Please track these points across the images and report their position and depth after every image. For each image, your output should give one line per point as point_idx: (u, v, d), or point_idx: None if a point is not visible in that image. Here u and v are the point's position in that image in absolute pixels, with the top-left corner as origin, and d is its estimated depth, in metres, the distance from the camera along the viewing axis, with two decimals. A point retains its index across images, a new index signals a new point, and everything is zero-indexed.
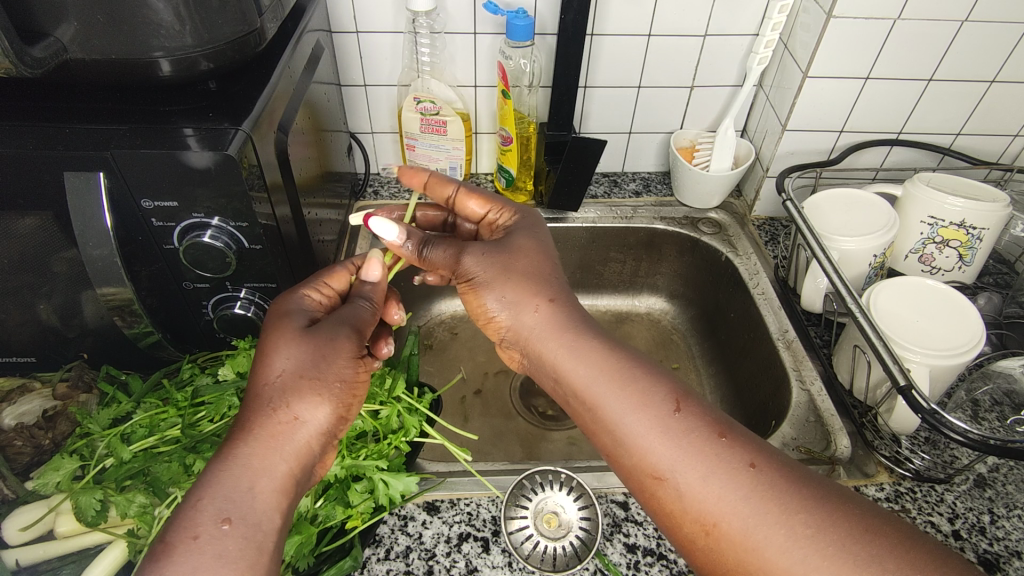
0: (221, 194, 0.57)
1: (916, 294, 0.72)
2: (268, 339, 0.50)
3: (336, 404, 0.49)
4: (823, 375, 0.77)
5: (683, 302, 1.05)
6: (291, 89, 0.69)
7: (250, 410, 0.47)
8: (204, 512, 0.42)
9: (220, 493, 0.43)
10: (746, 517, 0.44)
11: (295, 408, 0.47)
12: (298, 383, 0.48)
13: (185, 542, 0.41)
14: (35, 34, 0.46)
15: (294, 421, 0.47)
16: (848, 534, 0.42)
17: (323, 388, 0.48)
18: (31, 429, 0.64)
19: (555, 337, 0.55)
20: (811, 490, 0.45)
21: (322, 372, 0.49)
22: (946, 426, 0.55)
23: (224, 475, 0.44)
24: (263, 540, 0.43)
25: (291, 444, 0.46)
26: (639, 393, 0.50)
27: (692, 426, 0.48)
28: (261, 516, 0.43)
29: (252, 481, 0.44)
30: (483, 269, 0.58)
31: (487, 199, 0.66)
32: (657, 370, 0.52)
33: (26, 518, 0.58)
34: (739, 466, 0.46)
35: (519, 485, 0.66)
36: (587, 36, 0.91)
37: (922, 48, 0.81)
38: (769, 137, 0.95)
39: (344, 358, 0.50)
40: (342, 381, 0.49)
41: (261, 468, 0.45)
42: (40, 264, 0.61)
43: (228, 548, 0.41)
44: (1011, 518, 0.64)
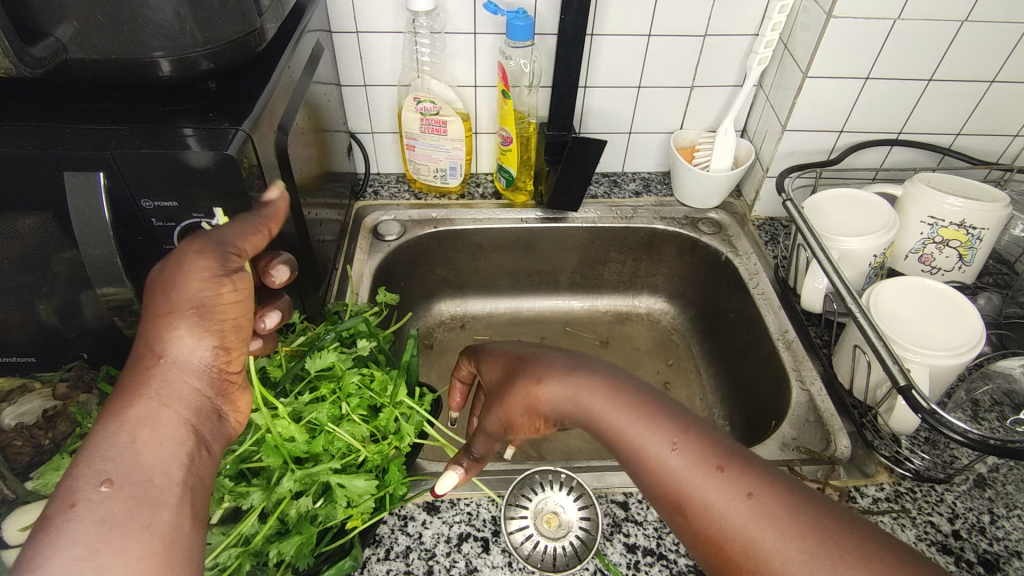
0: (221, 195, 0.57)
1: (915, 294, 0.72)
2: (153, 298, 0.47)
3: (202, 333, 0.44)
4: (823, 375, 0.77)
5: (683, 302, 1.05)
6: (291, 89, 0.69)
7: (126, 366, 0.44)
8: (83, 476, 0.38)
9: (97, 452, 0.39)
10: (747, 546, 0.42)
11: (158, 347, 0.43)
12: (160, 323, 0.44)
13: (62, 511, 0.36)
14: (35, 33, 0.46)
15: (158, 361, 0.43)
16: (841, 560, 0.39)
17: (186, 323, 0.44)
18: (31, 429, 0.65)
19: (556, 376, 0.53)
20: (811, 515, 0.42)
21: (181, 304, 0.44)
22: (946, 426, 0.54)
23: (103, 436, 0.39)
24: (157, 495, 0.39)
25: (164, 385, 0.42)
26: (641, 428, 0.48)
27: (695, 459, 0.45)
28: (149, 471, 0.39)
29: (132, 435, 0.40)
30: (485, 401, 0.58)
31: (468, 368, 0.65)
32: (663, 402, 0.49)
33: (27, 517, 0.58)
34: (737, 495, 0.43)
35: (520, 485, 0.65)
36: (587, 36, 0.91)
37: (922, 47, 0.81)
38: (768, 137, 0.95)
39: (199, 282, 0.45)
40: (205, 301, 0.45)
41: (138, 418, 0.41)
42: (40, 264, 0.61)
43: (111, 511, 0.37)
44: (1012, 518, 0.64)
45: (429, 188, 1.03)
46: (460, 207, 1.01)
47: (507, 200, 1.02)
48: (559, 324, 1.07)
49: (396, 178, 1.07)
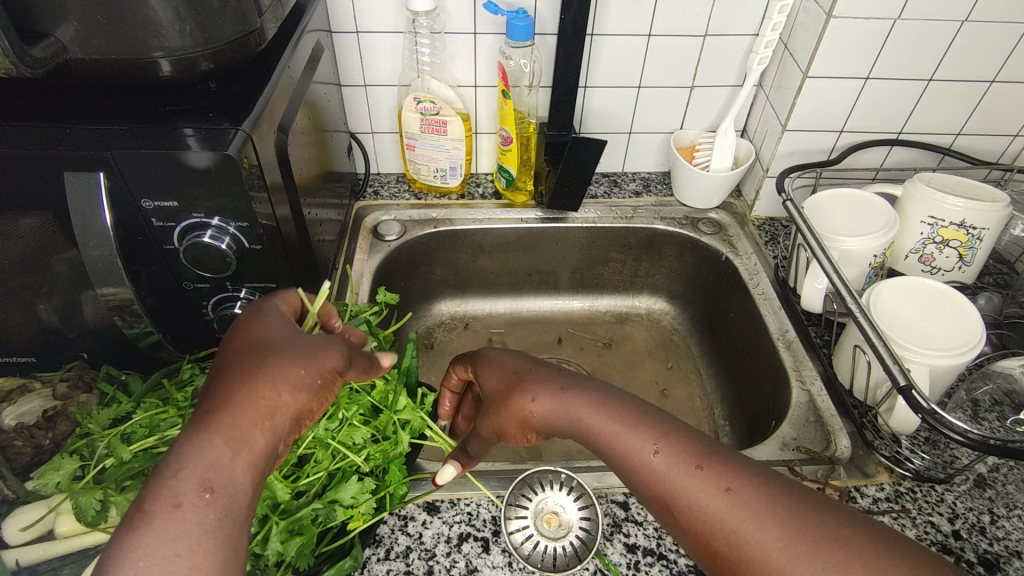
0: (221, 195, 0.57)
1: (914, 294, 0.72)
2: (251, 330, 0.47)
3: (317, 400, 0.44)
4: (823, 376, 0.77)
5: (683, 302, 1.05)
6: (291, 89, 0.69)
7: (229, 385, 0.42)
8: (185, 481, 0.37)
9: (205, 460, 0.38)
10: (729, 539, 0.42)
11: (278, 386, 0.42)
12: (281, 365, 0.43)
13: (166, 510, 0.36)
14: (35, 34, 0.46)
15: (274, 396, 0.42)
16: (822, 551, 0.39)
17: (306, 377, 0.44)
18: (31, 429, 0.64)
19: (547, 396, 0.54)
20: (793, 507, 0.41)
21: (309, 364, 0.45)
22: (946, 426, 0.54)
23: (208, 443, 0.38)
24: (241, 512, 0.38)
25: (270, 420, 0.41)
26: (625, 433, 0.49)
27: (674, 459, 0.46)
28: (244, 487, 0.39)
29: (236, 451, 0.39)
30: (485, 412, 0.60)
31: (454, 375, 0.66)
32: (648, 409, 0.50)
33: (28, 517, 0.58)
34: (715, 492, 0.43)
35: (519, 485, 0.65)
36: (587, 36, 0.91)
37: (922, 47, 0.81)
38: (768, 137, 0.95)
39: (331, 359, 0.46)
40: (325, 376, 0.45)
41: (244, 438, 0.40)
42: (41, 264, 0.61)
43: (207, 517, 0.37)
44: (1012, 518, 0.64)
45: (429, 188, 1.03)
46: (460, 207, 1.00)
47: (507, 200, 1.02)
48: (559, 325, 1.07)
49: (396, 178, 1.07)
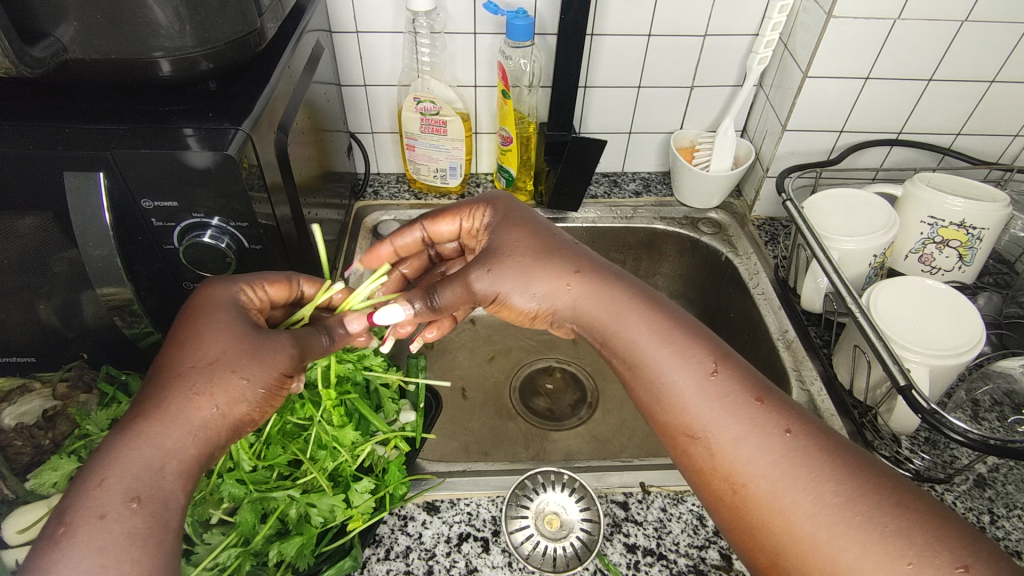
0: (221, 194, 0.57)
1: (915, 293, 0.72)
2: (201, 325, 0.49)
3: (257, 409, 0.48)
4: (823, 375, 0.77)
5: (682, 302, 1.05)
6: (291, 89, 0.69)
7: (167, 393, 0.45)
8: (110, 492, 0.41)
9: (131, 471, 0.42)
10: (778, 479, 0.45)
11: (215, 399, 0.46)
12: (222, 375, 0.47)
13: (90, 521, 0.40)
14: (35, 34, 0.46)
15: (208, 409, 0.46)
16: (876, 504, 0.42)
17: (246, 388, 0.47)
18: (31, 429, 0.65)
19: (598, 303, 0.55)
20: (849, 458, 0.45)
21: (252, 375, 0.48)
22: (946, 426, 0.54)
23: (134, 455, 0.43)
24: (170, 519, 0.42)
25: (202, 429, 0.45)
26: (682, 350, 0.51)
27: (732, 388, 0.49)
28: (170, 496, 0.43)
29: (163, 463, 0.43)
30: (494, 282, 0.56)
31: (450, 212, 0.65)
32: (702, 333, 0.53)
33: (26, 518, 0.58)
34: (775, 431, 0.47)
35: (521, 485, 0.66)
36: (587, 36, 0.91)
37: (922, 47, 0.81)
38: (768, 137, 0.95)
39: (274, 369, 0.49)
40: (266, 387, 0.48)
41: (171, 450, 0.44)
42: (40, 264, 0.61)
43: (135, 526, 0.41)
44: (1011, 518, 0.64)
45: (429, 188, 1.03)
46: None
47: None
48: None
49: (396, 177, 1.07)
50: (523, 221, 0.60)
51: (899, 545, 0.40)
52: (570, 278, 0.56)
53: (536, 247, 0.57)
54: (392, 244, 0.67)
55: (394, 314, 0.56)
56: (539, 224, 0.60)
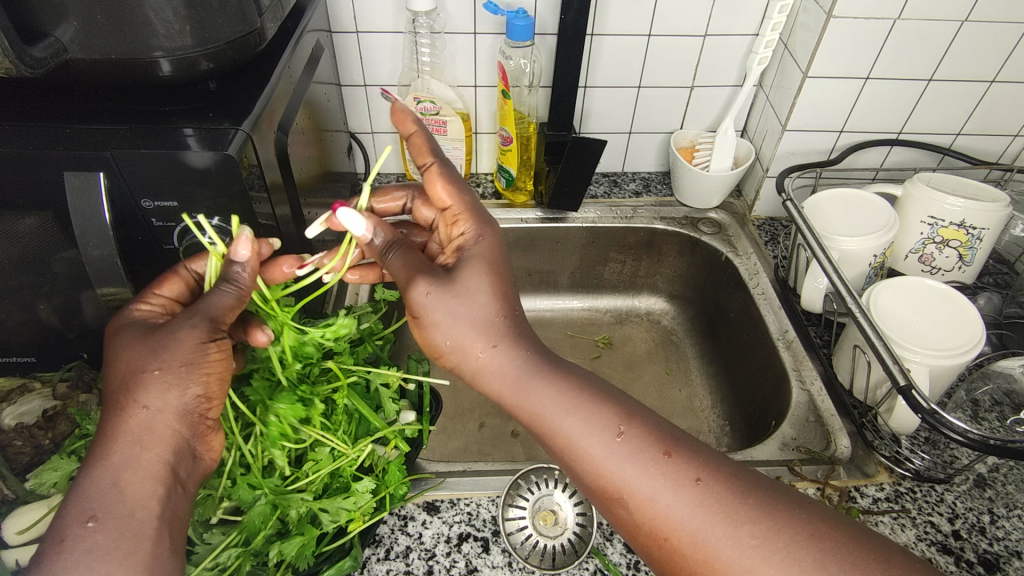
0: (221, 195, 0.57)
1: (914, 294, 0.72)
2: (115, 349, 0.48)
3: (187, 386, 0.46)
4: (823, 375, 0.77)
5: (682, 302, 1.05)
6: (291, 88, 0.69)
7: (104, 422, 0.45)
8: (70, 515, 0.42)
9: (86, 493, 0.42)
10: (696, 530, 0.44)
11: (138, 401, 0.45)
12: (138, 379, 0.45)
13: (55, 544, 0.41)
14: (35, 33, 0.46)
15: (140, 413, 0.45)
16: (792, 540, 0.42)
17: (165, 374, 0.46)
18: (31, 429, 0.65)
19: (502, 373, 0.50)
20: (761, 497, 0.45)
21: (162, 362, 0.46)
22: (946, 426, 0.55)
23: (90, 476, 0.43)
24: (139, 529, 0.42)
25: (147, 431, 0.45)
26: (588, 413, 0.48)
27: (640, 445, 0.47)
28: (131, 507, 0.43)
29: (115, 476, 0.43)
30: (430, 295, 0.50)
31: (455, 193, 0.54)
32: (606, 389, 0.50)
33: (31, 517, 0.57)
34: (686, 481, 0.45)
35: (515, 485, 0.66)
36: (587, 36, 0.91)
37: (922, 47, 0.81)
38: (768, 136, 0.95)
39: (183, 343, 0.47)
40: (186, 362, 0.46)
41: (122, 463, 0.43)
42: (40, 264, 0.61)
43: (97, 542, 0.41)
44: (1012, 518, 0.64)
45: None
46: None
47: (507, 200, 1.02)
48: (559, 327, 1.07)
49: (397, 177, 1.07)
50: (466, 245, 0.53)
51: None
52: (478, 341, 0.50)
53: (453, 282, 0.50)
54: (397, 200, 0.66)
55: (351, 227, 0.52)
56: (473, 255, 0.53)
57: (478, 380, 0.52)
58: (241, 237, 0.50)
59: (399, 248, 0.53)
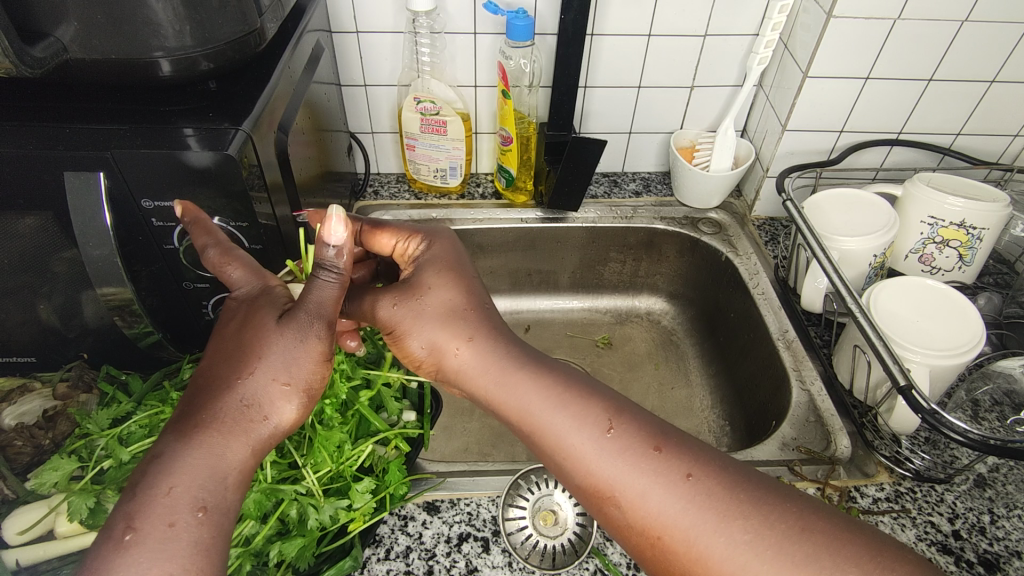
0: (221, 194, 0.57)
1: (915, 294, 0.72)
2: (245, 328, 0.48)
3: (304, 406, 0.49)
4: (823, 375, 0.77)
5: (683, 301, 1.05)
6: (291, 89, 0.69)
7: (221, 406, 0.45)
8: (180, 501, 0.41)
9: (197, 482, 0.42)
10: (688, 526, 0.44)
11: (266, 408, 0.46)
12: (273, 382, 0.47)
13: (161, 529, 0.40)
14: (35, 34, 0.46)
15: (263, 421, 0.46)
16: (784, 535, 0.42)
17: (295, 390, 0.48)
18: (31, 429, 0.65)
19: (486, 374, 0.53)
20: (752, 494, 0.44)
21: (293, 377, 0.48)
22: (946, 426, 0.54)
23: (201, 463, 0.43)
24: (230, 528, 0.43)
25: (261, 440, 0.46)
26: (575, 412, 0.49)
27: (630, 442, 0.48)
28: (232, 505, 0.43)
29: (226, 473, 0.43)
30: (401, 314, 0.56)
31: (391, 229, 0.63)
32: (592, 388, 0.51)
33: (27, 518, 0.58)
34: (676, 477, 0.45)
35: (514, 485, 0.66)
36: (587, 36, 0.91)
37: (922, 47, 0.81)
38: (768, 136, 0.95)
39: (316, 360, 0.49)
40: (313, 384, 0.49)
41: (234, 462, 0.44)
42: (40, 264, 0.61)
43: (201, 536, 0.41)
44: (1012, 518, 0.64)
45: (430, 188, 1.03)
46: (460, 207, 1.01)
47: (507, 200, 1.02)
48: (560, 327, 1.07)
49: (396, 177, 1.07)
50: (432, 266, 0.58)
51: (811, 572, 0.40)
52: (457, 343, 0.54)
53: (436, 292, 0.56)
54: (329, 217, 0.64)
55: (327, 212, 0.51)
56: (442, 270, 0.57)
57: (467, 385, 0.54)
58: (333, 218, 0.48)
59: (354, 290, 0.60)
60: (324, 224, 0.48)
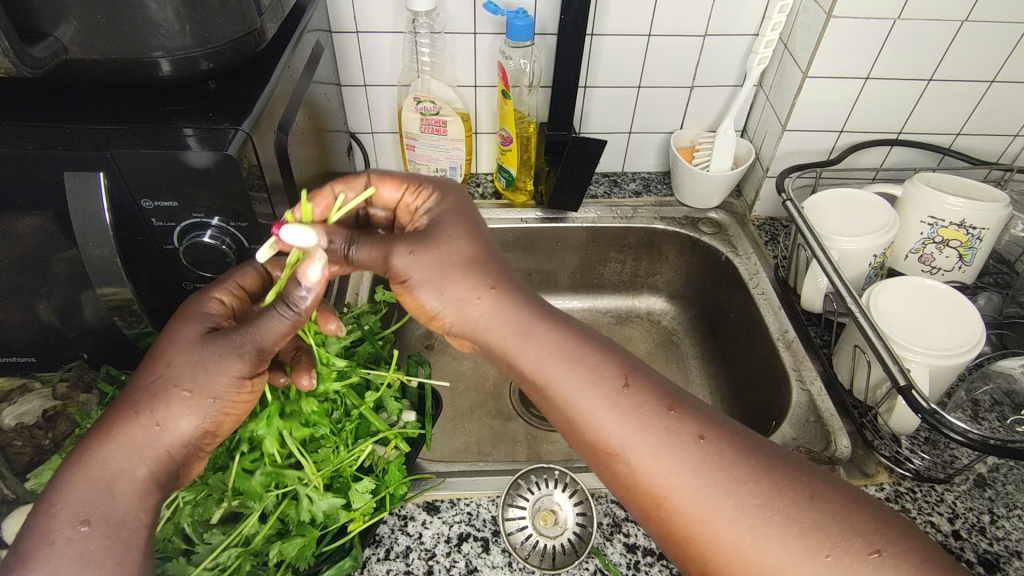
0: (221, 195, 0.57)
1: (915, 294, 0.72)
2: (161, 337, 0.48)
3: (206, 419, 0.46)
4: (823, 375, 0.77)
5: (683, 301, 1.05)
6: (291, 89, 0.69)
7: (114, 416, 0.45)
8: (60, 518, 0.42)
9: (76, 497, 0.42)
10: (697, 488, 0.44)
11: (159, 416, 0.45)
12: (166, 391, 0.45)
13: (42, 548, 0.41)
14: (35, 34, 0.46)
15: (155, 430, 0.45)
16: (793, 502, 0.42)
17: (192, 401, 0.46)
18: (31, 429, 0.65)
19: (501, 326, 0.50)
20: (762, 460, 0.44)
21: (196, 386, 0.45)
22: (946, 426, 0.54)
23: (83, 477, 0.43)
24: (129, 538, 0.43)
25: (153, 449, 0.45)
26: (590, 367, 0.47)
27: (644, 401, 0.47)
28: (124, 517, 0.43)
29: (112, 483, 0.43)
30: (415, 265, 0.50)
31: (398, 178, 0.58)
32: (606, 342, 0.50)
33: (23, 519, 0.57)
34: (690, 438, 0.45)
35: (514, 485, 0.65)
36: (587, 36, 0.91)
37: (922, 47, 0.81)
38: (768, 136, 0.95)
39: (219, 374, 0.46)
40: (215, 396, 0.46)
41: (121, 472, 0.44)
42: (40, 264, 0.61)
43: (88, 549, 0.41)
44: (1012, 518, 0.64)
45: None
46: None
47: (507, 200, 1.02)
48: None
49: None
50: (447, 215, 0.54)
51: (818, 539, 0.41)
52: (477, 293, 0.50)
53: (452, 244, 0.51)
54: (334, 191, 0.56)
55: (302, 243, 0.45)
56: (460, 220, 0.53)
57: (477, 337, 0.51)
58: (315, 260, 0.46)
59: (362, 240, 0.52)
60: (302, 264, 0.46)
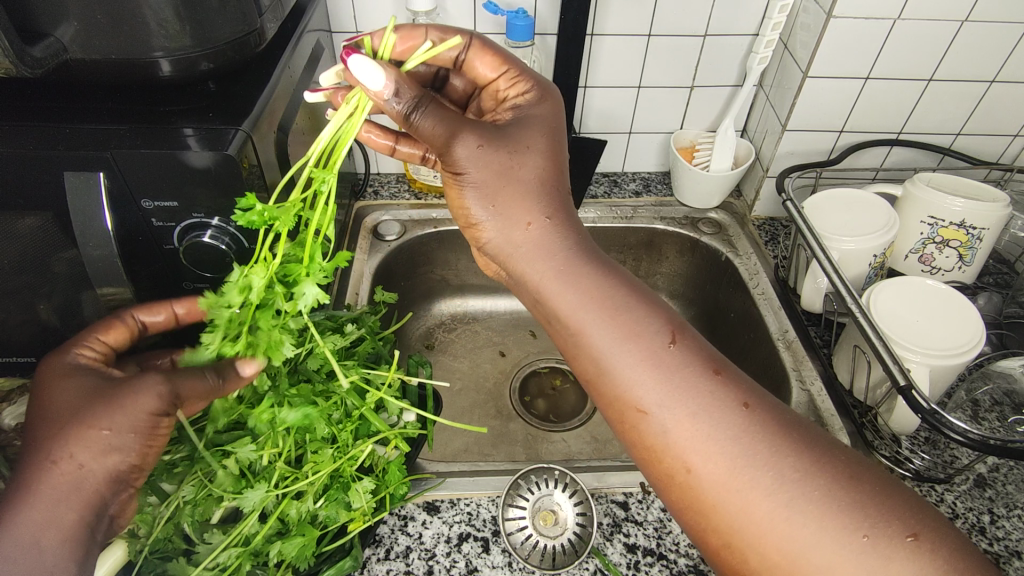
0: (221, 194, 0.57)
1: (915, 294, 0.72)
2: (53, 396, 0.49)
3: (136, 452, 0.47)
4: (823, 375, 0.77)
5: (683, 301, 1.05)
6: (291, 89, 0.69)
7: (22, 473, 0.45)
8: None
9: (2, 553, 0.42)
10: (735, 455, 0.44)
11: (77, 457, 0.45)
12: (79, 433, 0.46)
13: None
14: (35, 34, 0.46)
15: (78, 471, 0.45)
16: (832, 483, 0.42)
17: (111, 438, 0.46)
18: None
19: (544, 263, 0.50)
20: (803, 437, 0.44)
21: (113, 423, 0.47)
22: (946, 426, 0.54)
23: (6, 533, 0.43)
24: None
25: (80, 490, 0.45)
26: (635, 320, 0.48)
27: (688, 360, 0.47)
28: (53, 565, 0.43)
29: (39, 533, 0.43)
30: (475, 163, 0.49)
31: (505, 61, 0.57)
32: (652, 299, 0.50)
33: None
34: (735, 405, 0.45)
35: (514, 485, 0.65)
36: (587, 36, 0.91)
37: (921, 47, 0.81)
38: (768, 136, 0.95)
39: (133, 410, 0.47)
40: (136, 429, 0.47)
41: (47, 521, 0.44)
42: (41, 264, 0.61)
43: None
44: (1011, 518, 0.64)
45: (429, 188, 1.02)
46: None
47: None
48: None
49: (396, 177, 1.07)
50: (523, 127, 0.52)
51: (856, 520, 0.40)
52: (529, 219, 0.50)
53: (518, 159, 0.50)
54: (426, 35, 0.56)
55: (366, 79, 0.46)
56: (540, 138, 0.52)
57: (512, 263, 0.51)
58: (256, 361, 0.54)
59: (432, 107, 0.48)
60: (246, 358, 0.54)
